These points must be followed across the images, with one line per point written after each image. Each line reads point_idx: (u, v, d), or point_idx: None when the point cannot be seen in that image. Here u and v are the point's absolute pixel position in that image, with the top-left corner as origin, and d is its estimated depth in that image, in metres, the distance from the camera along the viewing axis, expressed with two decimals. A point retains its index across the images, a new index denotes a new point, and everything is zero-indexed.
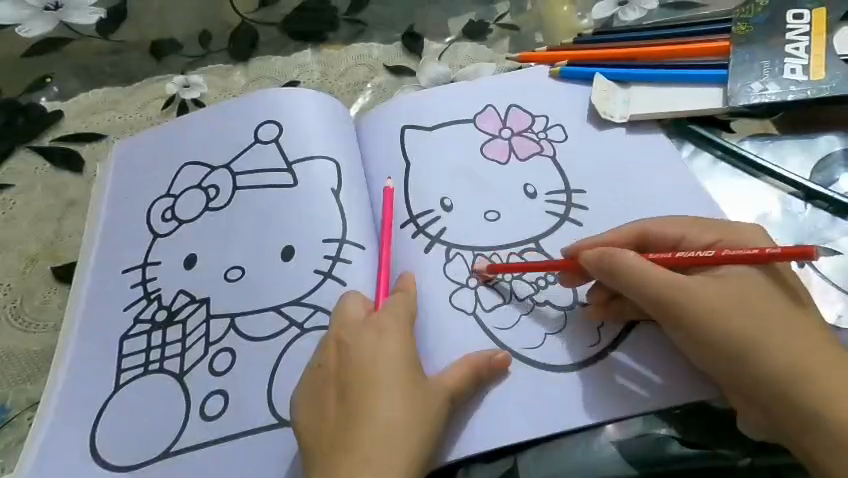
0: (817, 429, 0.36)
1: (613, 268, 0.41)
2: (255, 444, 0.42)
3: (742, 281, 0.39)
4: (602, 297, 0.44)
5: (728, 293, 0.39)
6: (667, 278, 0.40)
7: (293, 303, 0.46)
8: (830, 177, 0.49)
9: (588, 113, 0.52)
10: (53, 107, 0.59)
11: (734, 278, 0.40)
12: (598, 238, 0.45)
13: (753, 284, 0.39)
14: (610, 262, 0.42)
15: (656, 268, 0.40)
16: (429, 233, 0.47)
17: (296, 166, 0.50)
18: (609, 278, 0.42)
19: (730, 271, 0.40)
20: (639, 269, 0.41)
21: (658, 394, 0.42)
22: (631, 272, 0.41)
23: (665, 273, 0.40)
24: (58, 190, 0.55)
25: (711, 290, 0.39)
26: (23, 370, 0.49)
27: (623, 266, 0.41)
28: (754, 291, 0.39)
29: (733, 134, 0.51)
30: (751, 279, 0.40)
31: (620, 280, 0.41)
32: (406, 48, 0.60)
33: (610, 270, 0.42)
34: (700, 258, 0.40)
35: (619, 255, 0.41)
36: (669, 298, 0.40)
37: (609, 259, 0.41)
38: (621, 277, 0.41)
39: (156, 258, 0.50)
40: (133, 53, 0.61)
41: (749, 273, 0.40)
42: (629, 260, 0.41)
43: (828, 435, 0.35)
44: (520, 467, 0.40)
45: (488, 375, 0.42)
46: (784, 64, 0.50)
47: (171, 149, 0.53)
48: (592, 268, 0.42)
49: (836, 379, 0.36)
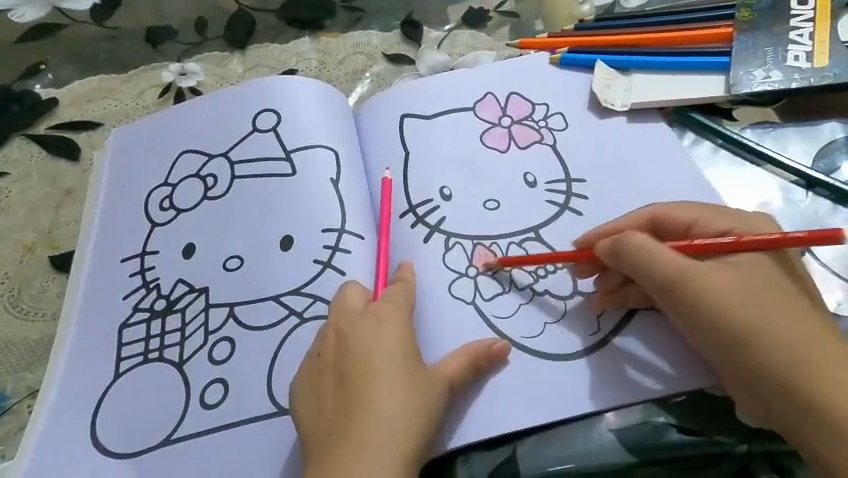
0: (817, 421, 0.36)
1: (624, 252, 0.41)
2: (255, 432, 0.42)
3: (752, 270, 0.40)
4: (614, 283, 0.44)
5: (735, 282, 0.39)
6: (677, 262, 0.40)
7: (293, 293, 0.45)
8: (832, 164, 0.49)
9: (589, 101, 0.52)
10: (48, 95, 0.58)
11: (743, 266, 0.40)
12: (611, 224, 0.44)
13: (761, 275, 0.39)
14: (621, 247, 0.41)
15: (667, 252, 0.40)
16: (428, 222, 0.47)
17: (295, 154, 0.49)
18: (619, 262, 0.42)
19: (742, 259, 0.40)
20: (650, 255, 0.41)
21: (658, 383, 0.42)
22: (642, 256, 0.41)
23: (675, 257, 0.40)
24: (54, 178, 0.55)
25: (718, 278, 0.39)
26: (23, 358, 0.49)
27: (634, 250, 0.41)
28: (761, 281, 0.39)
29: (735, 122, 0.51)
30: (760, 268, 0.40)
31: (630, 264, 0.41)
32: (405, 36, 0.60)
33: (620, 254, 0.42)
34: (721, 244, 0.40)
35: (631, 238, 0.41)
36: (677, 284, 0.40)
37: (621, 242, 0.41)
38: (632, 261, 0.41)
39: (155, 248, 0.49)
40: (128, 39, 0.61)
41: (758, 261, 0.40)
42: (641, 243, 0.41)
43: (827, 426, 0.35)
44: (520, 454, 0.40)
45: (488, 364, 0.42)
46: (787, 51, 0.50)
47: (167, 138, 0.53)
48: (607, 254, 0.42)
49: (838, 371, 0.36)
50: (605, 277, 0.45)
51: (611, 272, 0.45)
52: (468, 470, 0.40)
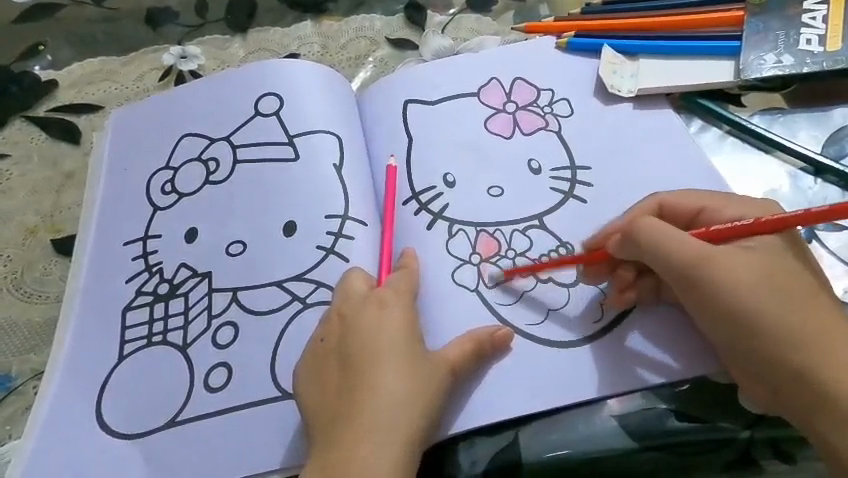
0: (829, 405, 0.36)
1: (635, 238, 0.41)
2: (260, 415, 0.43)
3: (769, 254, 0.39)
4: (627, 278, 0.43)
5: (748, 267, 0.38)
6: (691, 246, 0.39)
7: (296, 279, 0.45)
8: (841, 150, 0.48)
9: (595, 86, 0.51)
10: (47, 76, 0.57)
11: (761, 250, 0.39)
12: (618, 220, 0.44)
13: (776, 260, 0.39)
14: (631, 231, 0.41)
15: (681, 235, 0.39)
16: (431, 209, 0.47)
17: (298, 139, 0.49)
18: (631, 250, 0.41)
19: (760, 242, 0.39)
20: (660, 239, 0.40)
21: (664, 369, 0.42)
22: (653, 240, 0.40)
23: (689, 240, 0.39)
24: (55, 161, 0.55)
25: (732, 263, 0.38)
26: (26, 341, 0.49)
27: (644, 234, 0.40)
28: (776, 267, 0.38)
29: (744, 108, 0.50)
30: (775, 252, 0.39)
31: (641, 252, 0.41)
32: (408, 20, 0.59)
33: (631, 239, 0.41)
34: (734, 227, 0.39)
35: (642, 222, 0.40)
36: (691, 268, 0.39)
37: (631, 227, 0.41)
38: (643, 246, 0.40)
39: (157, 232, 0.49)
40: (128, 19, 0.60)
41: (775, 244, 0.39)
42: (651, 227, 0.40)
43: (841, 413, 0.35)
44: (522, 440, 0.40)
45: (492, 350, 0.42)
46: (799, 34, 0.50)
47: (169, 122, 0.52)
48: (617, 245, 0.42)
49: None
50: (615, 275, 0.44)
51: (621, 269, 0.44)
52: (470, 455, 0.40)
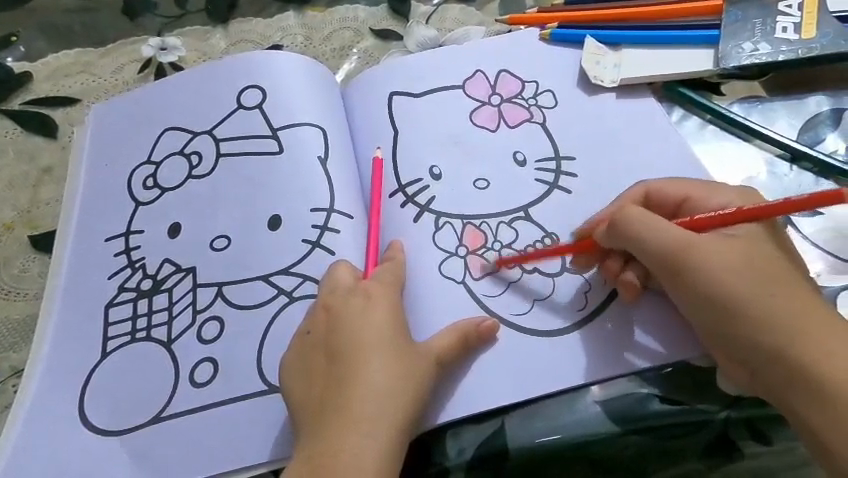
0: (810, 386, 0.36)
1: (619, 225, 0.41)
2: (246, 410, 0.42)
3: (750, 242, 0.40)
4: (614, 268, 0.44)
5: (730, 255, 0.39)
6: (675, 233, 0.40)
7: (282, 273, 0.45)
8: (816, 137, 0.49)
9: (578, 77, 0.51)
10: (21, 68, 0.56)
11: (742, 239, 0.40)
12: (609, 207, 0.45)
13: (759, 249, 0.39)
14: (617, 219, 0.41)
15: (665, 224, 0.40)
16: (418, 201, 0.47)
17: (281, 132, 0.48)
18: (616, 240, 0.42)
19: (742, 231, 0.40)
20: (644, 227, 0.40)
21: (649, 356, 0.42)
22: (638, 228, 0.41)
23: (675, 229, 0.40)
24: (31, 155, 0.54)
25: (713, 251, 0.39)
26: (6, 339, 0.48)
27: (630, 221, 0.41)
28: (758, 254, 0.39)
29: (723, 97, 0.51)
30: (757, 243, 0.40)
31: (625, 239, 0.41)
32: (392, 11, 0.58)
33: (616, 227, 0.41)
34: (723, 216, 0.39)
35: (629, 210, 0.41)
36: (674, 255, 0.40)
37: (618, 216, 0.42)
38: (629, 235, 0.41)
39: (138, 227, 0.49)
40: (105, 10, 0.58)
41: (756, 233, 0.40)
42: (637, 214, 0.41)
43: (821, 393, 0.36)
44: (508, 427, 0.41)
45: (478, 341, 0.42)
46: (775, 22, 0.50)
47: (150, 115, 0.52)
48: (604, 234, 0.42)
49: (831, 339, 0.36)
50: (604, 265, 0.44)
51: (609, 260, 0.44)
52: (457, 444, 0.41)
